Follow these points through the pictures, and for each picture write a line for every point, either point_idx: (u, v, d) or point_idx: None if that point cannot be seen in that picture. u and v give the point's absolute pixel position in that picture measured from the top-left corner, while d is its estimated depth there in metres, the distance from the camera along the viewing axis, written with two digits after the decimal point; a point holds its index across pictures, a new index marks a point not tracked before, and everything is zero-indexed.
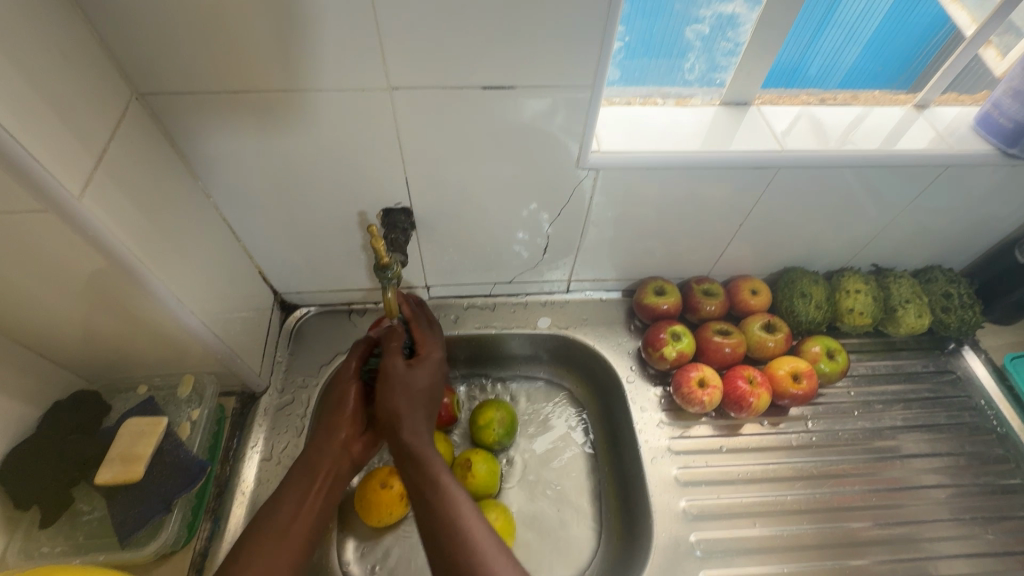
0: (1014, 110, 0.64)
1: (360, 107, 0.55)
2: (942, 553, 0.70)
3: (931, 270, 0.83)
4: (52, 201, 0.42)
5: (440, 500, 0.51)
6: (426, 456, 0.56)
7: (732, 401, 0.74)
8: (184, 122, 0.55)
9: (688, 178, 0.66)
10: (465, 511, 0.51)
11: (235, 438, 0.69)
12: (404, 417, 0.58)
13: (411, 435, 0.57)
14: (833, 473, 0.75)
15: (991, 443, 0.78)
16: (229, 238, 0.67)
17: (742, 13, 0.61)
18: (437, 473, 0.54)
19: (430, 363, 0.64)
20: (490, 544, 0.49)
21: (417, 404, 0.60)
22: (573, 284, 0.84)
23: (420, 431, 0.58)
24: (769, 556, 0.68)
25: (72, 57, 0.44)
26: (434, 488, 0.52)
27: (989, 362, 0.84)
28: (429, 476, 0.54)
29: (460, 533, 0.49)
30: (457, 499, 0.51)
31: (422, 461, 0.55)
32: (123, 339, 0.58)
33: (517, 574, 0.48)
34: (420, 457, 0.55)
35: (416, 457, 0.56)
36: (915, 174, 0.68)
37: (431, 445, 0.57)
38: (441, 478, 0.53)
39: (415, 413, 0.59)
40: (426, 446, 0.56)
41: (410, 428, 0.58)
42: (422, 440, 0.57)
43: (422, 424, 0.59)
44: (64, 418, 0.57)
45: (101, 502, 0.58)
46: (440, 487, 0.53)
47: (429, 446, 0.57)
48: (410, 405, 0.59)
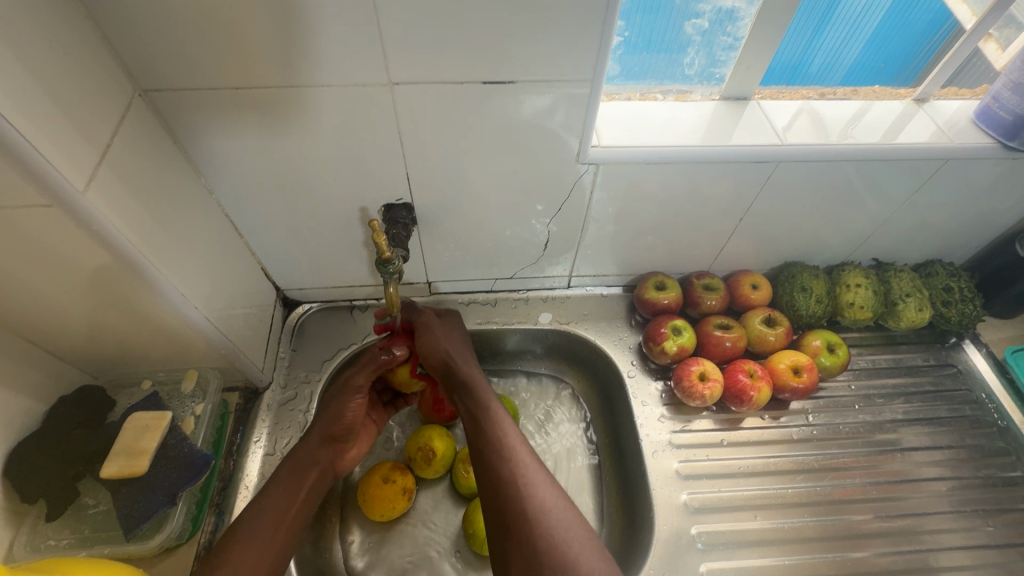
0: (1013, 103, 0.64)
1: (361, 102, 0.55)
2: (943, 545, 0.70)
3: (931, 264, 0.83)
4: (57, 196, 0.42)
5: (489, 424, 0.57)
6: (477, 386, 0.61)
7: (732, 395, 0.74)
8: (186, 118, 0.55)
9: (688, 172, 0.66)
10: (510, 431, 0.56)
11: (238, 433, 0.70)
12: (451, 356, 0.64)
13: (460, 369, 0.63)
14: (834, 466, 0.75)
15: (992, 436, 0.78)
16: (231, 234, 0.67)
17: (741, 7, 0.61)
18: (487, 400, 0.60)
19: (457, 324, 0.70)
20: (529, 460, 0.54)
21: (459, 349, 0.66)
22: (574, 279, 0.85)
23: (466, 367, 0.64)
24: (770, 548, 0.69)
25: (76, 53, 0.45)
26: (485, 413, 0.58)
27: (990, 355, 0.84)
28: (480, 402, 0.60)
29: (507, 446, 0.55)
30: (503, 419, 0.57)
31: (473, 389, 0.61)
32: (128, 335, 0.58)
33: (563, 497, 0.52)
34: (470, 387, 0.61)
35: (466, 386, 0.61)
36: (915, 167, 0.69)
37: (482, 377, 0.63)
38: (491, 405, 0.59)
39: (460, 353, 0.66)
40: (473, 378, 0.62)
41: (461, 364, 0.64)
42: (469, 378, 0.62)
43: (470, 367, 0.64)
44: (69, 412, 0.58)
45: (106, 496, 0.58)
46: (489, 413, 0.58)
47: (480, 378, 0.63)
48: (456, 350, 0.65)
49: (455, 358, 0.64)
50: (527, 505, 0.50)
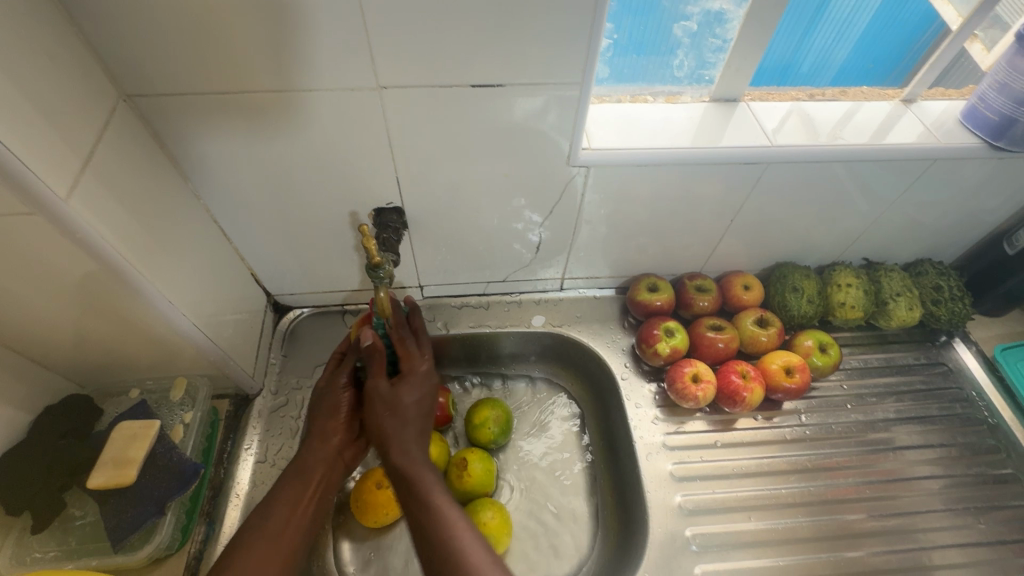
0: (999, 104, 0.64)
1: (349, 107, 0.55)
2: (936, 543, 0.71)
3: (921, 264, 0.84)
4: (39, 203, 0.41)
5: (432, 519, 0.53)
6: (417, 472, 0.57)
7: (726, 396, 0.74)
8: (172, 123, 0.55)
9: (679, 175, 0.67)
10: (458, 527, 0.53)
11: (229, 440, 0.69)
12: (392, 435, 0.59)
13: (400, 453, 0.58)
14: (827, 466, 0.75)
15: (982, 433, 0.79)
16: (220, 240, 0.67)
17: (729, 10, 0.61)
18: (430, 495, 0.55)
19: (418, 379, 0.63)
20: (481, 556, 0.51)
21: (409, 423, 0.60)
22: (567, 282, 0.85)
23: (411, 451, 0.58)
24: (764, 549, 0.69)
25: (58, 60, 0.44)
26: (429, 511, 0.54)
27: (980, 353, 0.84)
28: (422, 499, 0.55)
29: (452, 550, 0.51)
30: (449, 520, 0.53)
31: (413, 479, 0.56)
32: (115, 343, 0.58)
33: None
34: (411, 477, 0.56)
35: (407, 475, 0.57)
36: (904, 168, 0.69)
37: (423, 462, 0.58)
38: (435, 498, 0.55)
39: (406, 431, 0.59)
40: (416, 462, 0.57)
41: (400, 448, 0.58)
42: (412, 457, 0.58)
43: (411, 441, 0.59)
44: (56, 423, 0.57)
45: (94, 507, 0.58)
46: (432, 507, 0.54)
47: (421, 464, 0.58)
48: (401, 428, 0.59)
49: (399, 435, 0.59)
50: None
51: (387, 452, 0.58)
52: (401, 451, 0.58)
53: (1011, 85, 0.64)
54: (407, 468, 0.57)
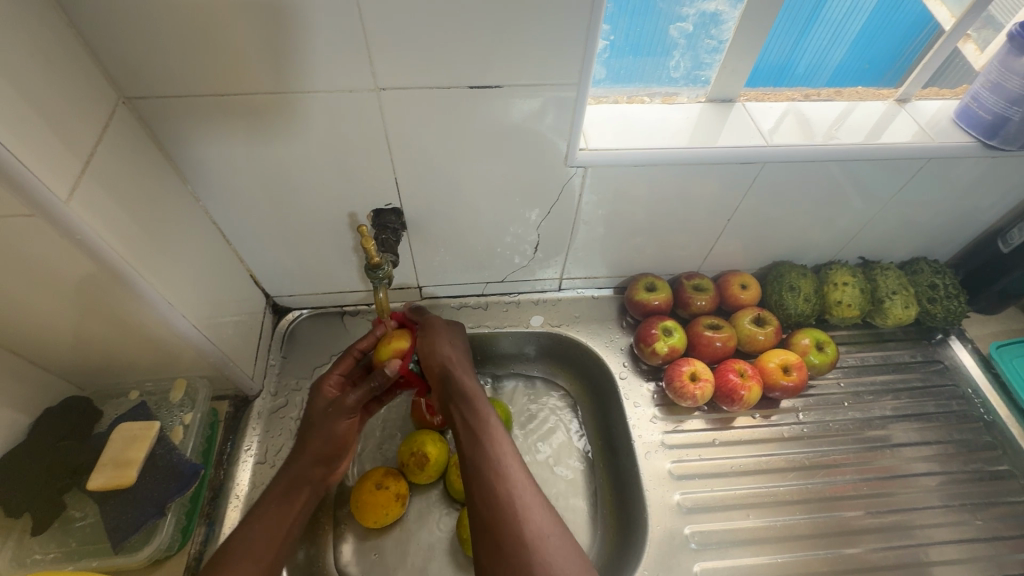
0: (992, 103, 0.65)
1: (347, 109, 0.55)
2: (933, 539, 0.71)
3: (916, 262, 0.84)
4: (39, 205, 0.42)
5: (481, 437, 0.56)
6: (474, 396, 0.60)
7: (723, 395, 0.75)
8: (171, 125, 0.55)
9: (676, 175, 0.67)
10: (507, 446, 0.55)
11: (228, 442, 0.69)
12: (450, 365, 0.63)
13: (458, 377, 0.62)
14: (825, 463, 0.76)
15: (978, 430, 0.79)
16: (220, 242, 0.67)
17: (725, 11, 0.61)
18: (483, 416, 0.58)
19: (459, 333, 0.68)
20: (524, 480, 0.53)
21: (460, 360, 0.65)
22: (565, 282, 0.85)
23: (466, 380, 0.62)
24: (763, 546, 0.69)
25: (58, 63, 0.44)
26: (484, 428, 0.56)
27: (976, 351, 0.85)
28: (475, 416, 0.58)
29: (502, 464, 0.53)
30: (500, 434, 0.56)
31: (470, 399, 0.59)
32: (114, 345, 0.58)
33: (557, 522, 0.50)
34: (469, 398, 0.60)
35: (463, 398, 0.60)
36: (898, 167, 0.69)
37: (480, 390, 0.62)
38: (489, 418, 0.58)
39: (458, 365, 0.64)
40: (471, 388, 0.61)
41: (458, 378, 0.62)
42: (466, 385, 0.61)
43: (466, 375, 0.63)
44: (55, 424, 0.57)
45: (94, 508, 0.57)
46: (483, 424, 0.57)
47: (478, 390, 0.61)
48: (458, 362, 0.64)
49: (455, 367, 0.63)
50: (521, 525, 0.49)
51: (446, 377, 0.62)
52: (458, 378, 0.62)
53: (1005, 84, 0.64)
54: (463, 392, 0.60)
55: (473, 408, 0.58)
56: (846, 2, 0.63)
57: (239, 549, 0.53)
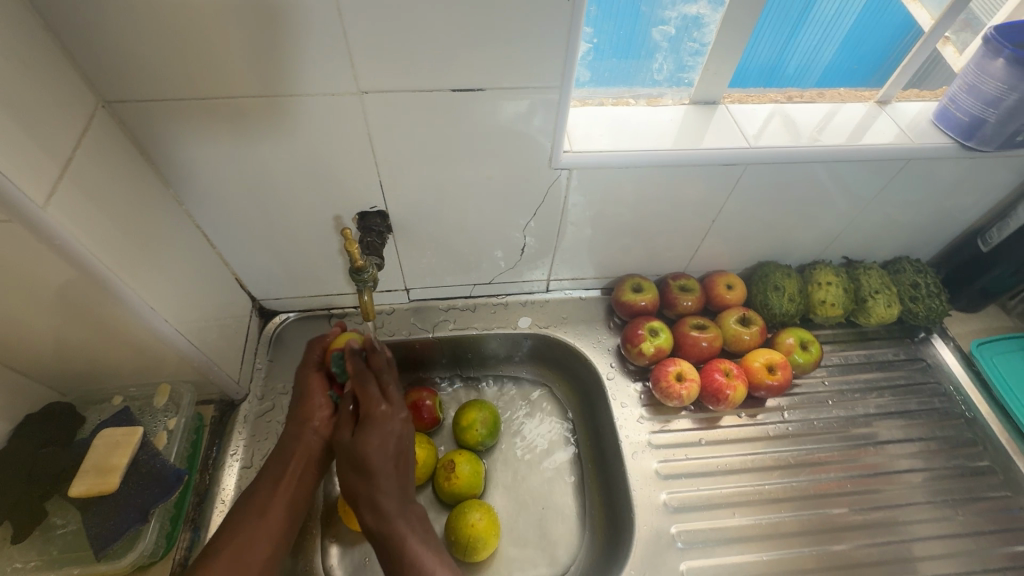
0: (969, 105, 0.66)
1: (330, 112, 0.55)
2: (917, 535, 0.72)
3: (899, 261, 0.85)
4: (15, 210, 0.41)
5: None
6: (392, 527, 0.55)
7: (709, 394, 0.75)
8: (152, 129, 0.54)
9: (661, 176, 0.68)
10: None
11: (214, 447, 0.69)
12: (364, 493, 0.57)
13: (371, 513, 0.56)
14: (811, 461, 0.76)
15: (960, 427, 0.80)
16: (204, 246, 0.67)
17: (707, 14, 0.62)
18: (404, 552, 0.54)
19: (378, 425, 0.59)
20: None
21: (377, 471, 0.57)
22: (553, 283, 0.85)
23: (384, 508, 0.56)
24: (749, 544, 0.70)
25: (35, 67, 0.44)
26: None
27: (958, 349, 0.86)
28: (398, 557, 0.54)
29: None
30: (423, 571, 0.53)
31: (390, 537, 0.55)
32: (97, 350, 0.57)
33: None
34: (388, 542, 0.55)
35: (382, 533, 0.55)
36: (880, 168, 0.70)
37: (400, 511, 0.56)
38: (412, 558, 0.54)
39: (374, 483, 0.57)
40: (390, 518, 0.55)
41: (373, 502, 0.56)
42: (383, 511, 0.56)
43: (385, 490, 0.57)
44: (36, 431, 0.57)
45: (76, 516, 0.57)
46: (409, 569, 0.53)
47: (395, 517, 0.56)
48: (371, 482, 0.57)
49: (370, 493, 0.56)
50: None
51: (360, 509, 0.57)
52: (372, 507, 0.56)
53: (981, 87, 0.65)
54: (380, 524, 0.56)
55: (393, 547, 0.55)
56: (835, 3, 0.64)
57: (230, 540, 0.54)
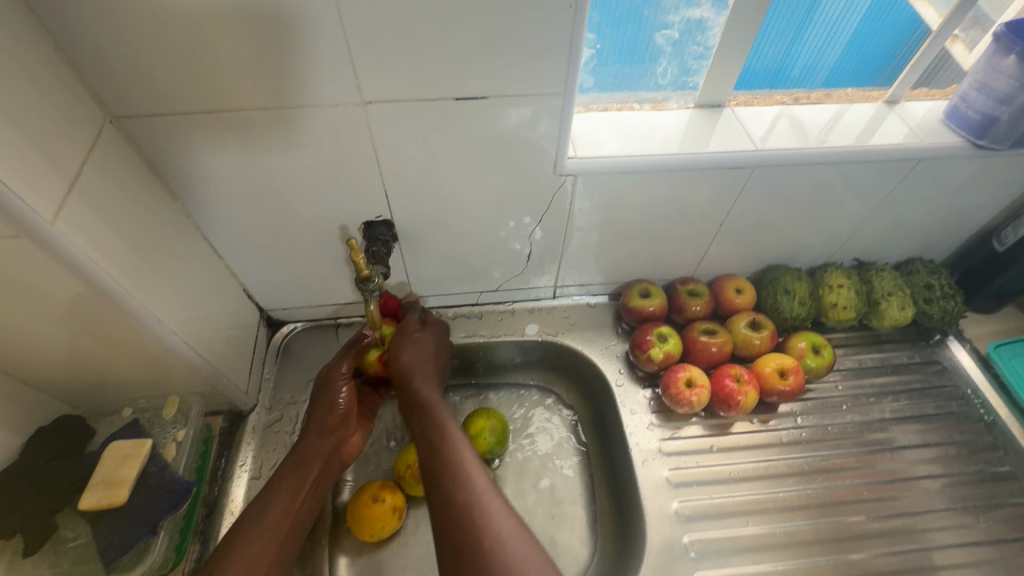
0: (981, 103, 0.65)
1: (335, 124, 0.56)
2: (938, 543, 0.70)
3: (912, 263, 0.84)
4: (25, 226, 0.42)
5: (445, 443, 0.56)
6: (435, 406, 0.62)
7: (720, 401, 0.74)
8: (160, 142, 0.55)
9: (667, 180, 0.67)
10: (469, 456, 0.55)
11: (222, 457, 0.69)
12: (415, 372, 0.65)
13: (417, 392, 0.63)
14: (826, 468, 0.75)
15: (980, 431, 0.78)
16: (212, 258, 0.67)
17: (710, 17, 0.62)
18: (443, 422, 0.59)
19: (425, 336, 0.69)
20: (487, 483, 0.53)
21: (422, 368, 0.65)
22: (560, 289, 0.85)
23: (428, 386, 0.64)
24: (763, 553, 0.68)
25: (43, 84, 0.45)
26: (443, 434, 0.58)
27: (975, 351, 0.84)
28: (438, 427, 0.59)
29: (462, 470, 0.53)
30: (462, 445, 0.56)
31: (433, 411, 0.61)
32: (109, 363, 0.58)
33: (512, 518, 0.50)
34: (427, 404, 0.62)
35: (424, 401, 0.62)
36: (891, 168, 0.69)
37: (440, 397, 0.63)
38: (447, 427, 0.59)
39: (424, 369, 0.65)
40: (432, 403, 0.61)
41: (421, 381, 0.64)
42: (428, 390, 0.63)
43: (431, 377, 0.65)
44: (47, 443, 0.57)
45: (85, 529, 0.57)
46: (443, 430, 0.58)
47: (437, 399, 0.63)
48: (421, 365, 0.66)
49: (416, 380, 0.64)
50: (469, 497, 0.51)
51: (409, 381, 0.64)
52: (416, 386, 0.64)
53: (992, 84, 0.64)
54: (425, 396, 0.63)
55: (433, 419, 0.60)
56: (840, 3, 0.63)
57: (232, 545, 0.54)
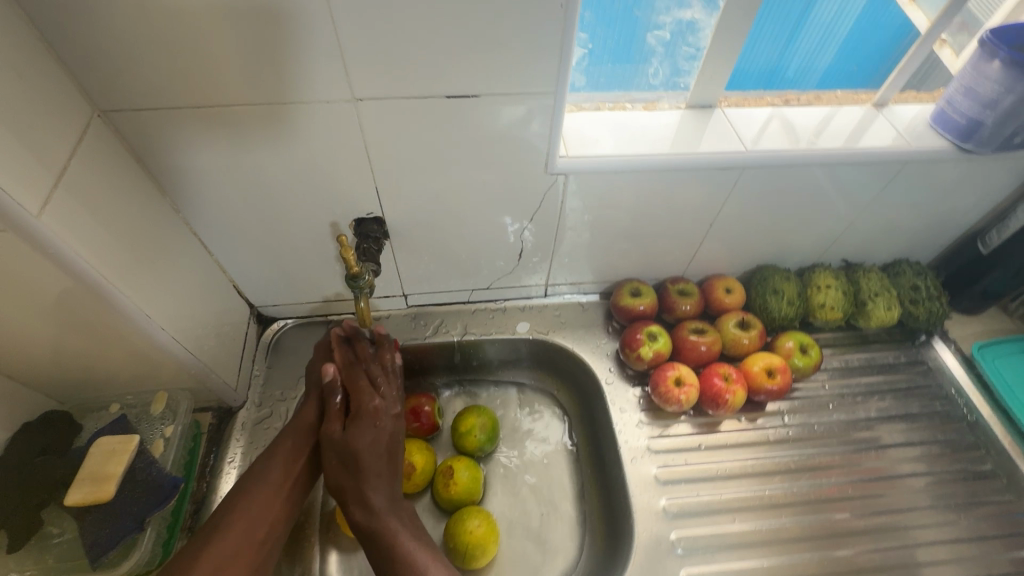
0: (965, 107, 0.66)
1: (327, 120, 0.56)
2: (920, 540, 0.71)
3: (899, 264, 0.85)
4: (11, 220, 0.41)
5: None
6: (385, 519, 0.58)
7: (709, 399, 0.75)
8: (149, 137, 0.55)
9: (658, 180, 0.67)
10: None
11: (211, 454, 0.69)
12: (352, 489, 0.59)
13: (360, 510, 0.58)
14: (812, 466, 0.76)
15: (962, 430, 0.80)
16: (202, 254, 0.67)
17: (701, 19, 0.62)
18: (398, 545, 0.56)
19: (368, 419, 0.62)
20: None
21: (365, 467, 0.60)
22: (551, 288, 0.85)
23: (371, 502, 0.58)
24: (750, 550, 0.69)
25: (30, 77, 0.44)
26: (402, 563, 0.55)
27: (959, 352, 0.85)
28: (394, 554, 0.56)
29: None
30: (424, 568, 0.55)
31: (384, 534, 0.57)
32: (96, 359, 0.57)
33: None
34: (372, 530, 0.57)
35: (372, 530, 0.57)
36: (878, 171, 0.70)
37: (386, 505, 0.59)
38: (405, 552, 0.56)
39: (364, 482, 0.59)
40: (378, 515, 0.57)
41: (360, 492, 0.59)
42: (370, 508, 0.58)
43: (373, 485, 0.59)
44: (33, 439, 0.57)
45: (71, 525, 0.57)
46: (401, 561, 0.55)
47: (383, 509, 0.58)
48: (366, 467, 0.60)
49: (360, 492, 0.59)
50: None
51: (348, 505, 0.59)
52: (358, 505, 0.58)
53: (977, 90, 0.65)
54: (368, 522, 0.58)
55: (387, 547, 0.56)
56: (835, 5, 0.64)
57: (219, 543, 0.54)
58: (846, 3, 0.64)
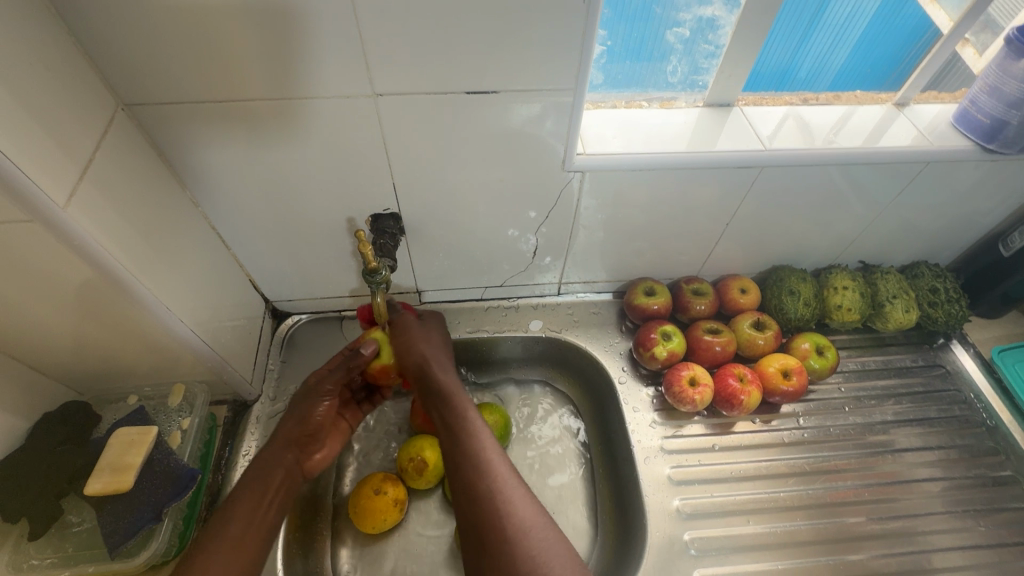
0: (990, 106, 0.65)
1: (346, 116, 0.56)
2: (937, 546, 0.70)
3: (917, 266, 0.84)
4: (38, 211, 0.42)
5: (471, 434, 0.54)
6: (456, 395, 0.59)
7: (723, 400, 0.74)
8: (171, 132, 0.55)
9: (676, 178, 0.67)
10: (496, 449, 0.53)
11: (226, 446, 0.69)
12: (433, 362, 0.63)
13: (438, 375, 0.61)
14: (827, 469, 0.75)
15: (981, 436, 0.79)
16: (220, 248, 0.67)
17: (722, 16, 0.62)
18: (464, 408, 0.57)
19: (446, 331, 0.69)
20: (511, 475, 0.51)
21: (440, 357, 0.64)
22: (564, 286, 0.85)
23: (445, 377, 0.61)
24: (763, 553, 0.69)
25: (58, 69, 0.45)
26: (461, 422, 0.56)
27: (978, 356, 0.84)
28: (458, 415, 0.56)
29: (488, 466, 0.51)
30: (484, 436, 0.54)
31: (455, 401, 0.58)
32: (116, 350, 0.58)
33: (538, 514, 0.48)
34: (447, 392, 0.59)
35: (446, 392, 0.59)
36: (898, 171, 0.69)
37: (460, 385, 0.61)
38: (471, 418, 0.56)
39: (442, 360, 0.64)
40: (454, 388, 0.60)
41: (440, 367, 0.63)
42: (447, 378, 0.61)
43: (449, 369, 0.64)
44: (53, 429, 0.57)
45: (91, 514, 0.58)
46: (464, 420, 0.56)
47: (457, 388, 0.61)
48: (438, 356, 0.64)
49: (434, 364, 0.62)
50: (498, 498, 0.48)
51: (427, 369, 0.62)
52: (437, 373, 0.61)
53: (1002, 89, 0.64)
54: (446, 383, 0.60)
55: (453, 402, 0.58)
56: (847, 6, 0.63)
57: None
58: (859, 2, 0.63)
